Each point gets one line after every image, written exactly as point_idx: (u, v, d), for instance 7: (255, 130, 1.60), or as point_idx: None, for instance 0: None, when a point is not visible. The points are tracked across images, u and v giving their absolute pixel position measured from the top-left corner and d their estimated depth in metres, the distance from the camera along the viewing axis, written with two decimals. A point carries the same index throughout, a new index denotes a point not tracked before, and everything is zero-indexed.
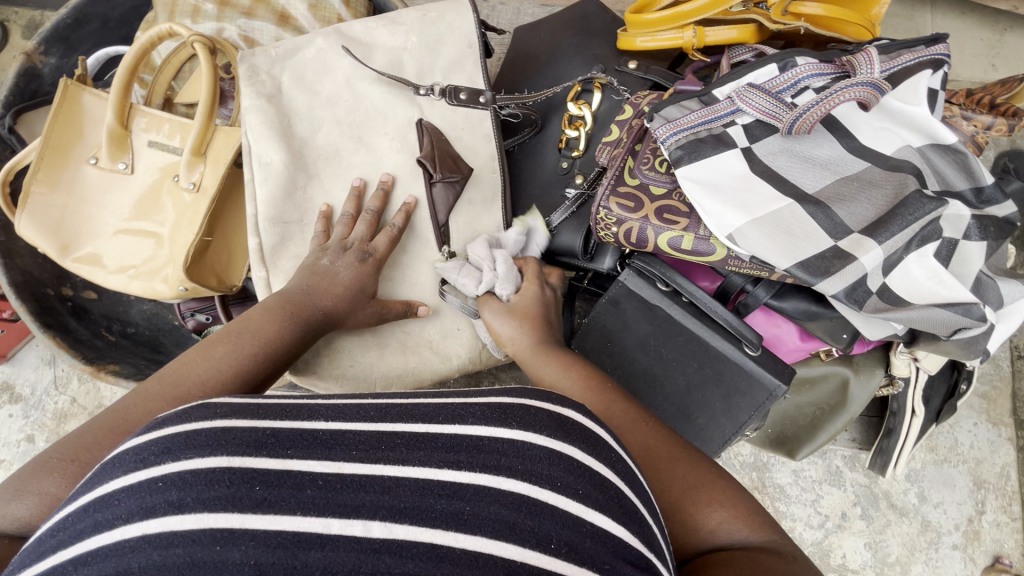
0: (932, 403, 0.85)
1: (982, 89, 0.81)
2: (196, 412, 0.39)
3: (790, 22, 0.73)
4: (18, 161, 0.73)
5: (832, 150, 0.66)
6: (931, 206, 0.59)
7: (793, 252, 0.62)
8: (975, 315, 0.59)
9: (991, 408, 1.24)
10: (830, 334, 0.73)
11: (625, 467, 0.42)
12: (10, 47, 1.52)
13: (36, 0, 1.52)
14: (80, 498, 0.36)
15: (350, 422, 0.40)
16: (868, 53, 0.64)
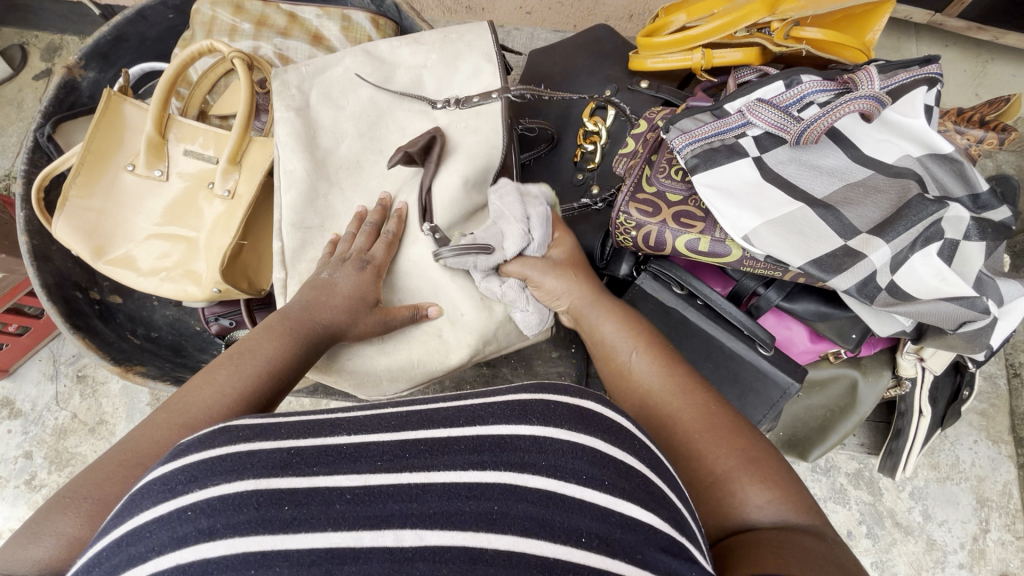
0: (937, 404, 0.87)
1: (972, 109, 0.86)
2: (219, 437, 0.40)
3: (792, 46, 0.77)
4: (53, 169, 0.74)
5: (837, 159, 0.72)
6: (933, 208, 0.63)
7: (806, 251, 0.65)
8: (980, 308, 0.62)
9: (990, 426, 1.25)
10: (839, 334, 0.75)
11: (648, 454, 0.43)
12: (29, 69, 1.57)
13: (57, 25, 1.57)
14: (113, 532, 0.37)
15: (372, 433, 0.41)
16: (869, 72, 0.69)
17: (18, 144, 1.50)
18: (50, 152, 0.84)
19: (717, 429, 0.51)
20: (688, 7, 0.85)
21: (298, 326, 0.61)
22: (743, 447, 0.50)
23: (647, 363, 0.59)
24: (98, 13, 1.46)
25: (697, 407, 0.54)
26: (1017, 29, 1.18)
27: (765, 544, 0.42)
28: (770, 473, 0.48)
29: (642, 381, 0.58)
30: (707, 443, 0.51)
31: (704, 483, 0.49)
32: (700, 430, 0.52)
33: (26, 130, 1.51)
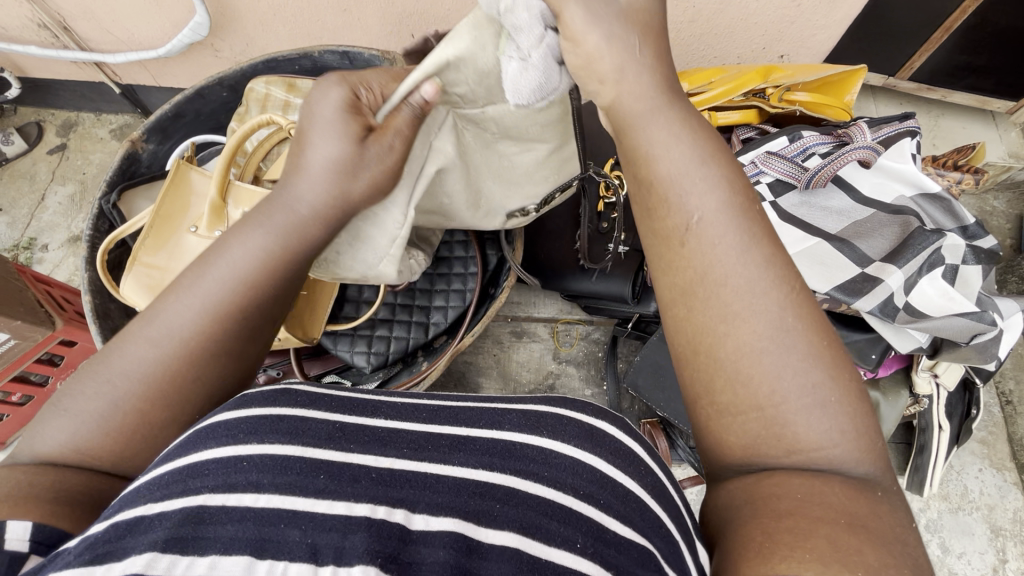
0: (954, 419, 0.92)
1: (944, 155, 0.97)
2: (282, 397, 0.43)
3: (785, 107, 0.92)
4: (122, 231, 0.80)
5: (843, 201, 0.84)
6: (932, 238, 0.76)
7: (829, 279, 0.79)
8: (987, 320, 0.75)
9: (991, 453, 1.29)
10: (859, 355, 0.83)
11: (653, 482, 0.44)
12: (44, 144, 1.62)
13: (72, 103, 1.63)
14: (178, 459, 0.38)
15: (404, 423, 0.45)
16: (861, 127, 0.82)
17: (28, 216, 1.53)
18: (112, 219, 0.88)
19: (791, 347, 0.40)
20: (684, 74, 0.92)
21: (267, 214, 0.48)
22: (818, 378, 0.40)
23: (726, 227, 0.42)
24: (118, 92, 1.54)
25: (775, 306, 0.40)
26: (961, 89, 1.34)
27: (768, 508, 0.38)
28: (840, 409, 0.39)
29: (703, 250, 0.42)
30: (768, 357, 0.40)
31: (746, 407, 0.40)
32: (767, 343, 0.40)
33: (37, 201, 1.54)
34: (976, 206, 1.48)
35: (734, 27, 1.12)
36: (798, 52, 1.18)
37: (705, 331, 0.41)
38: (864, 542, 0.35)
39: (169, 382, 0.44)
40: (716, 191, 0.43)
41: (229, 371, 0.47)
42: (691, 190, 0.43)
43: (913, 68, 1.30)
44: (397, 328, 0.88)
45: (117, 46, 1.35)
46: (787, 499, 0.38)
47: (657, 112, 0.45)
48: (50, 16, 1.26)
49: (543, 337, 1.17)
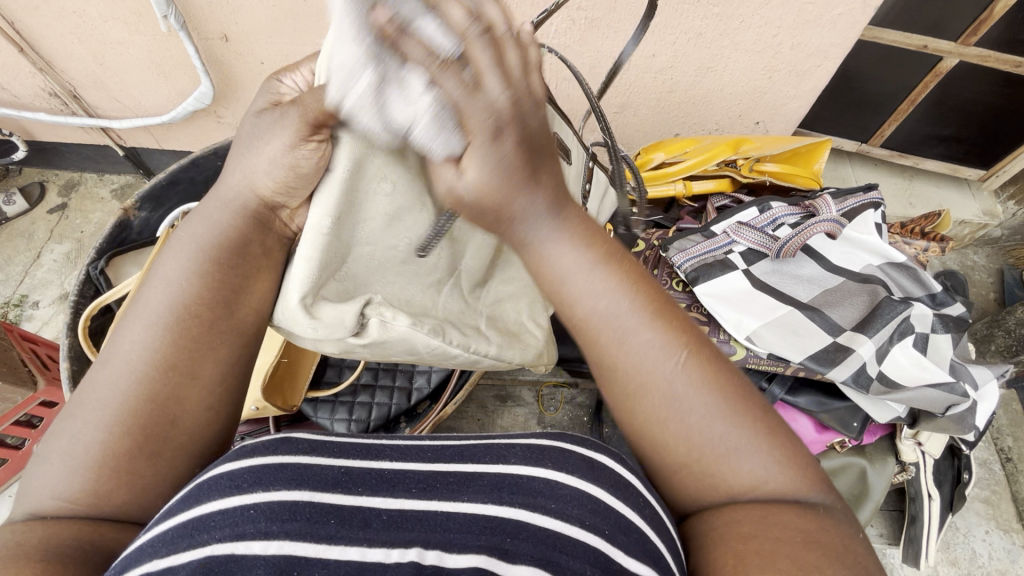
0: (944, 487, 0.91)
1: (912, 223, 1.00)
2: (282, 445, 0.42)
3: (756, 176, 0.96)
4: (104, 299, 0.80)
5: (813, 268, 0.87)
6: (900, 308, 0.78)
7: (803, 348, 0.80)
8: (958, 392, 0.75)
9: (997, 513, 1.25)
10: (841, 423, 0.83)
11: (653, 513, 0.43)
12: (45, 203, 1.65)
13: (75, 164, 1.68)
14: (178, 515, 0.37)
15: (411, 462, 0.43)
16: (825, 200, 0.88)
17: (22, 273, 1.54)
18: (98, 284, 0.88)
19: (711, 410, 0.41)
20: (663, 142, 0.99)
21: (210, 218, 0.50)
22: (739, 423, 0.41)
23: (629, 323, 0.41)
24: (122, 155, 1.59)
25: (678, 373, 0.41)
26: (933, 156, 1.40)
27: (731, 534, 0.39)
28: (757, 449, 0.41)
29: (607, 345, 0.41)
30: (677, 421, 0.41)
31: (680, 466, 0.42)
32: (672, 415, 0.41)
33: (33, 259, 1.56)
34: (958, 261, 1.53)
35: (710, 97, 1.19)
36: (773, 119, 1.23)
37: (630, 408, 0.42)
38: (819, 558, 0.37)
39: (136, 403, 0.44)
40: (604, 290, 0.40)
41: (197, 397, 0.46)
42: (583, 288, 0.40)
43: (884, 135, 1.37)
44: (380, 394, 0.88)
45: (124, 112, 1.41)
46: (748, 521, 0.39)
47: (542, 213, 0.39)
48: (61, 85, 1.33)
49: (528, 401, 1.16)
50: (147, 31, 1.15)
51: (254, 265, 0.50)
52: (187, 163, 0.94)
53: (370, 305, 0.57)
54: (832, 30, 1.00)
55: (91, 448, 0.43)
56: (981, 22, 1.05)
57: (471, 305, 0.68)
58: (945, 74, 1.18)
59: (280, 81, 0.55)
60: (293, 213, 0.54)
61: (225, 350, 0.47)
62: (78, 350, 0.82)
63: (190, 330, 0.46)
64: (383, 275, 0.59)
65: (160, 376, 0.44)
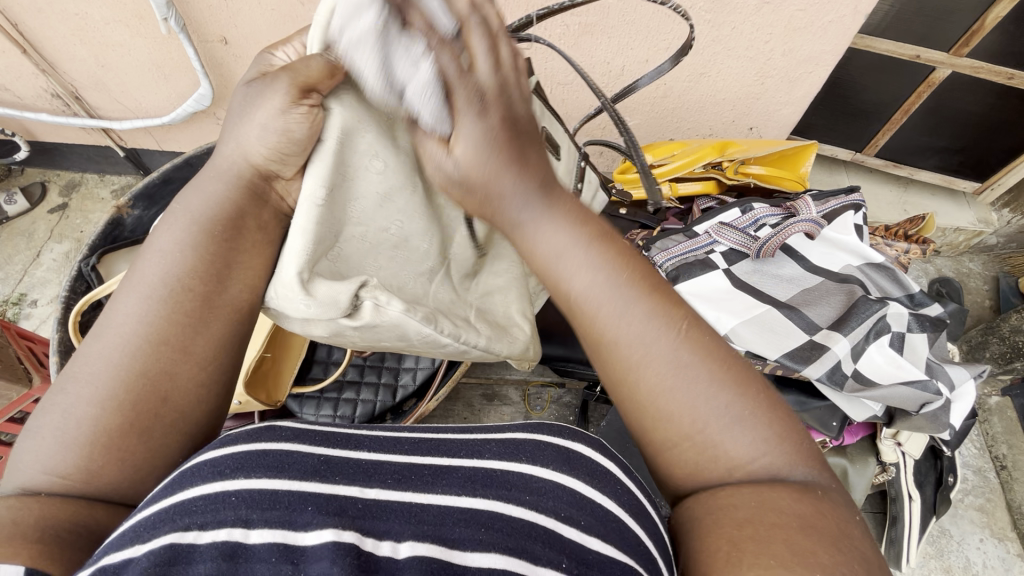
0: (925, 488, 0.91)
1: (896, 225, 1.02)
2: (264, 433, 0.42)
3: (741, 179, 0.97)
4: (93, 294, 0.81)
5: (793, 269, 0.88)
6: (875, 307, 0.79)
7: (779, 346, 0.80)
8: (931, 390, 0.76)
9: (991, 521, 1.24)
10: (820, 422, 0.83)
11: (632, 502, 0.43)
12: (46, 203, 1.67)
13: (77, 165, 1.70)
14: (161, 500, 0.37)
15: (387, 454, 0.44)
16: (805, 201, 0.89)
17: (22, 272, 1.55)
18: (90, 279, 0.89)
19: (705, 378, 0.41)
20: (651, 146, 1.01)
21: (191, 192, 0.51)
22: (738, 396, 0.41)
23: (621, 298, 0.42)
24: (123, 155, 1.60)
25: (674, 354, 0.41)
26: (927, 167, 1.41)
27: (726, 517, 0.38)
28: (756, 428, 0.40)
29: (602, 320, 0.42)
30: (678, 399, 0.41)
31: (674, 443, 0.41)
32: (671, 391, 0.41)
33: (33, 258, 1.57)
34: (953, 268, 1.53)
35: (703, 102, 1.20)
36: (766, 125, 1.24)
37: (623, 383, 0.43)
38: (799, 535, 0.36)
39: (130, 377, 0.44)
40: (593, 264, 0.42)
41: (189, 374, 0.46)
42: (576, 262, 0.43)
43: (878, 145, 1.38)
44: (365, 391, 0.89)
45: (125, 113, 1.42)
46: (743, 504, 0.38)
47: (535, 197, 0.43)
48: (63, 86, 1.34)
49: (514, 400, 1.17)
50: (148, 33, 1.17)
51: (251, 241, 0.51)
52: (181, 162, 0.95)
53: (366, 288, 0.55)
54: (823, 37, 1.01)
55: (82, 425, 0.43)
56: (973, 32, 1.06)
57: (461, 297, 0.69)
58: (937, 84, 1.18)
59: (272, 56, 0.56)
60: (288, 185, 0.54)
61: (217, 325, 0.48)
62: (68, 344, 0.82)
63: (184, 305, 0.46)
64: (377, 257, 0.60)
65: (152, 351, 0.45)
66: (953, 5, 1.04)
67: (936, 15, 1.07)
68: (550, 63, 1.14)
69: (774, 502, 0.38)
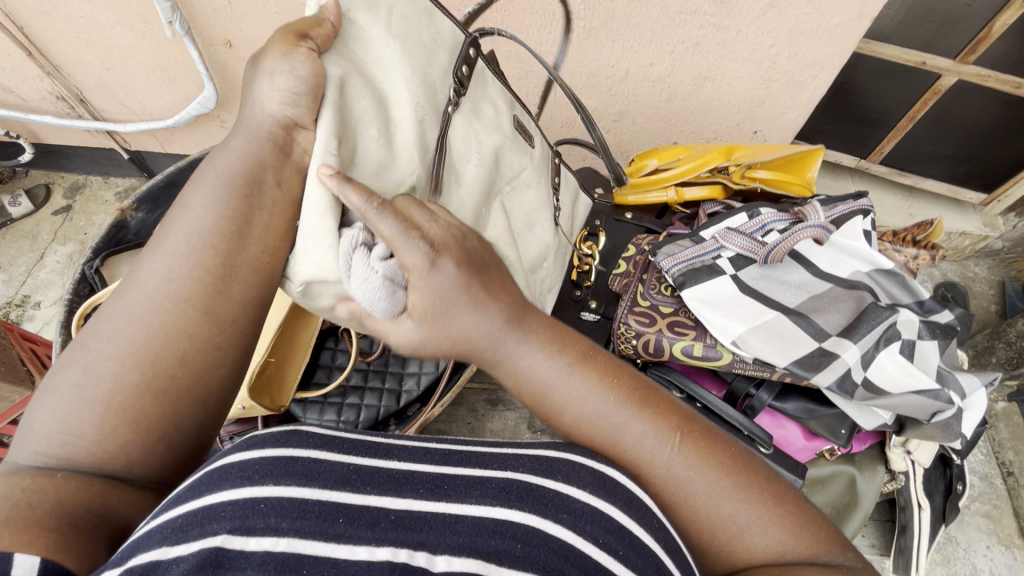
0: (935, 497, 0.90)
1: (905, 230, 1.00)
2: (290, 437, 0.42)
3: (747, 183, 0.97)
4: (97, 299, 0.80)
5: (801, 275, 0.88)
6: (886, 314, 0.79)
7: (788, 353, 0.79)
8: (943, 398, 0.76)
9: (998, 528, 1.23)
10: (830, 430, 0.82)
11: (666, 535, 0.43)
12: (48, 205, 1.67)
13: (81, 167, 1.70)
14: (188, 503, 0.37)
15: (418, 463, 0.43)
16: (814, 206, 0.89)
17: (25, 274, 1.55)
18: (93, 282, 0.89)
19: (713, 482, 0.47)
20: (657, 150, 1.01)
21: (210, 159, 0.54)
22: (745, 494, 0.46)
23: (617, 420, 0.49)
24: (126, 158, 1.60)
25: (676, 464, 0.47)
26: (934, 176, 1.40)
27: None
28: (769, 522, 0.46)
29: (608, 446, 0.49)
30: (685, 503, 0.47)
31: (698, 534, 0.47)
32: (681, 496, 0.47)
33: (36, 260, 1.58)
34: (959, 272, 1.52)
35: (708, 105, 1.20)
36: (771, 129, 1.23)
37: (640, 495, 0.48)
38: None
39: (153, 331, 0.48)
40: (584, 396, 0.49)
41: (207, 334, 0.50)
42: (570, 396, 0.50)
43: (883, 152, 1.37)
44: (369, 396, 0.88)
45: (129, 116, 1.42)
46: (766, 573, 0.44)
47: (523, 342, 0.51)
48: (68, 89, 1.35)
49: (518, 405, 1.16)
50: (152, 36, 1.17)
51: (270, 200, 0.53)
52: (185, 164, 0.95)
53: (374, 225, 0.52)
54: (829, 41, 1.01)
55: (102, 383, 0.46)
56: (980, 40, 1.06)
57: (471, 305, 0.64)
58: (944, 91, 1.18)
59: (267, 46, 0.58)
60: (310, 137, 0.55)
61: (237, 287, 0.52)
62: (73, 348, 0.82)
63: (208, 264, 0.51)
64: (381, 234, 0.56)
65: (175, 309, 0.49)
66: (962, 12, 1.04)
67: (942, 22, 1.06)
68: (554, 66, 1.14)
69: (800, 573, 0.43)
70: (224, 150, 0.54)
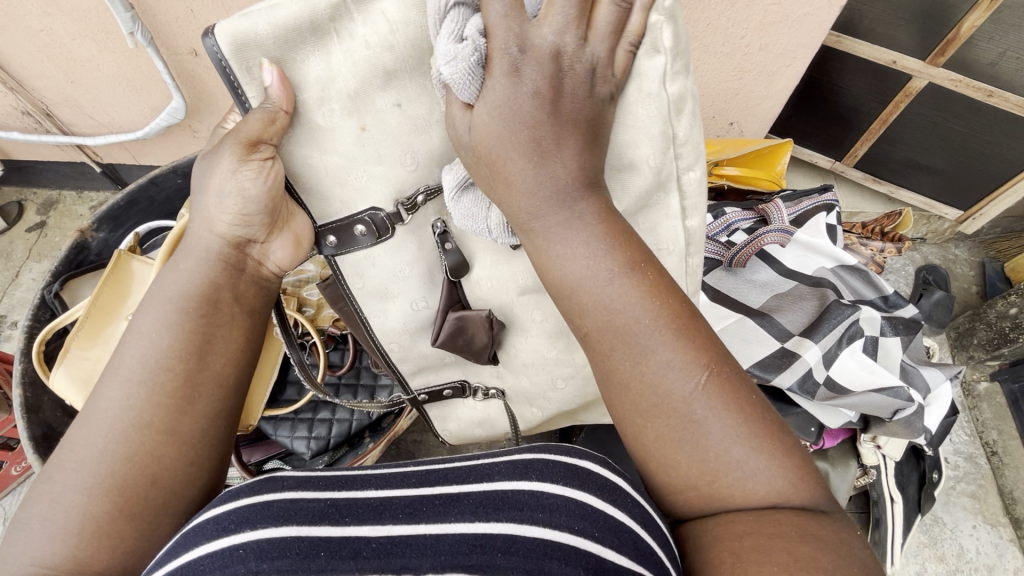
0: (908, 489, 0.91)
1: (873, 221, 1.01)
2: (264, 484, 0.42)
3: (715, 181, 0.96)
4: (58, 322, 0.78)
5: (768, 274, 0.90)
6: (847, 312, 0.81)
7: (750, 355, 0.83)
8: (903, 396, 0.76)
9: (984, 508, 1.25)
10: (799, 428, 0.81)
11: (642, 513, 0.44)
12: (23, 222, 1.64)
13: (53, 183, 1.67)
14: (170, 565, 0.38)
15: (395, 488, 0.43)
16: (777, 205, 0.90)
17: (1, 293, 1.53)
18: (55, 307, 0.88)
19: (727, 426, 0.43)
20: None
21: (186, 259, 0.60)
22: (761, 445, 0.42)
23: (646, 339, 0.44)
24: (99, 171, 1.57)
25: (692, 385, 0.43)
26: (906, 183, 1.41)
27: (732, 533, 0.41)
28: (772, 473, 0.42)
29: (612, 357, 0.46)
30: (688, 441, 0.44)
31: (685, 485, 0.44)
32: (685, 431, 0.44)
33: (11, 278, 1.55)
34: (939, 254, 1.53)
35: None
36: (747, 120, 1.23)
37: (635, 418, 0.46)
38: None
39: (112, 457, 0.51)
40: (620, 295, 0.45)
41: (177, 454, 0.53)
42: (597, 286, 0.46)
43: (858, 155, 1.39)
44: (340, 410, 0.88)
45: (98, 129, 1.39)
46: (745, 521, 0.41)
47: (563, 210, 0.46)
48: (33, 104, 1.32)
49: None
50: (116, 47, 1.15)
51: (226, 315, 0.58)
52: (146, 181, 0.93)
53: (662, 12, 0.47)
54: (799, 31, 1.00)
55: (70, 512, 0.49)
56: (949, 42, 1.05)
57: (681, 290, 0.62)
58: (915, 94, 1.18)
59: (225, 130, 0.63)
60: (264, 248, 0.62)
61: (201, 405, 0.55)
62: (32, 376, 0.81)
63: (167, 387, 0.54)
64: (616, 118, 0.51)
65: (138, 434, 0.52)
66: (932, 9, 1.03)
67: (913, 16, 1.06)
68: None
69: (766, 530, 0.40)
70: (192, 247, 0.60)
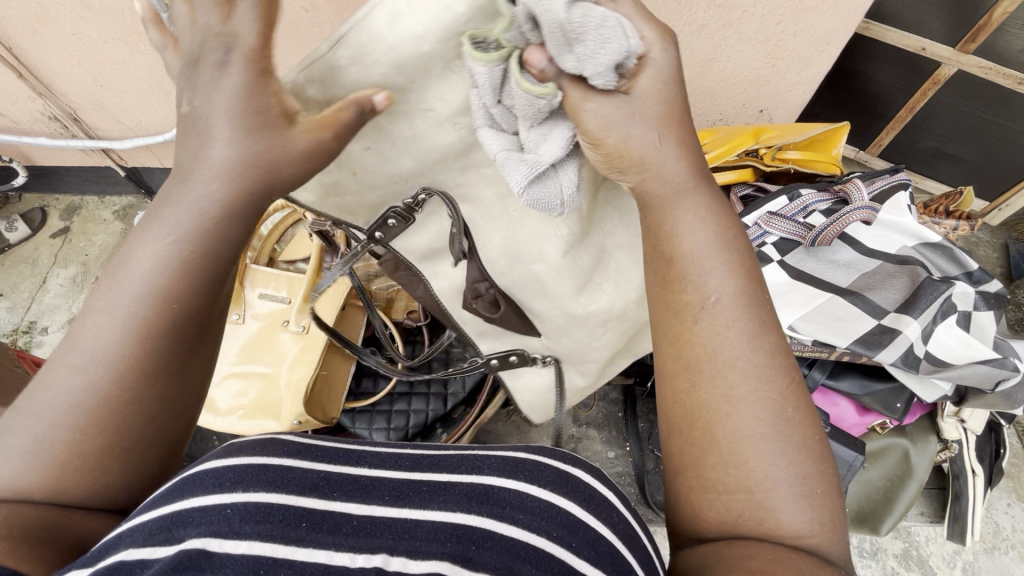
0: (985, 461, 0.98)
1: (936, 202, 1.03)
2: (267, 446, 0.43)
3: (779, 164, 0.98)
4: None
5: (850, 254, 0.90)
6: (942, 288, 0.82)
7: (847, 334, 0.85)
8: (1009, 367, 0.80)
9: (1018, 487, 1.26)
10: (886, 405, 0.90)
11: (625, 529, 0.44)
12: (46, 228, 1.64)
13: (75, 188, 1.66)
14: (158, 508, 0.37)
15: (387, 470, 0.44)
16: (857, 184, 0.90)
17: (29, 299, 1.53)
18: None
19: (789, 439, 0.43)
20: None
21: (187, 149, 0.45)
22: (808, 470, 0.43)
23: (746, 330, 0.46)
24: (123, 175, 1.57)
25: (780, 390, 0.45)
26: (930, 169, 1.42)
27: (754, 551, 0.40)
28: (811, 504, 0.42)
29: (716, 330, 0.46)
30: (763, 443, 0.43)
31: (736, 488, 0.43)
32: (759, 433, 0.43)
33: (38, 284, 1.55)
34: (963, 238, 1.54)
35: (715, 87, 1.20)
36: (777, 107, 1.24)
37: (709, 407, 0.45)
38: None
39: (96, 396, 0.39)
40: (731, 278, 0.47)
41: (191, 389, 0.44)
42: (712, 272, 0.47)
43: (883, 144, 1.41)
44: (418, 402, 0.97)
45: (124, 133, 1.39)
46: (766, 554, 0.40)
47: (688, 193, 0.50)
48: (61, 108, 1.32)
49: None
50: (147, 50, 1.15)
51: None
52: None
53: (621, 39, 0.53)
54: (834, 15, 1.00)
55: (56, 446, 0.39)
56: (980, 29, 1.06)
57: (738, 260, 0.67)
58: (944, 80, 1.18)
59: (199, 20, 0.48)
60: None
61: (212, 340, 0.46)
62: None
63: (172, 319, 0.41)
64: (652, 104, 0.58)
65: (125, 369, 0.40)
66: None
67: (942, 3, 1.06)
68: None
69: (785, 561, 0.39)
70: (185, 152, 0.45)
